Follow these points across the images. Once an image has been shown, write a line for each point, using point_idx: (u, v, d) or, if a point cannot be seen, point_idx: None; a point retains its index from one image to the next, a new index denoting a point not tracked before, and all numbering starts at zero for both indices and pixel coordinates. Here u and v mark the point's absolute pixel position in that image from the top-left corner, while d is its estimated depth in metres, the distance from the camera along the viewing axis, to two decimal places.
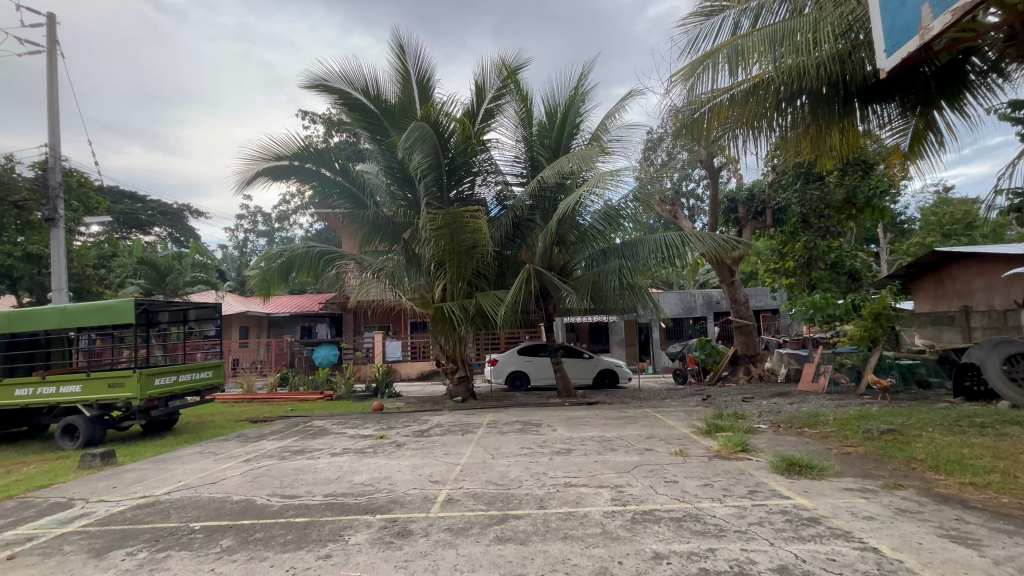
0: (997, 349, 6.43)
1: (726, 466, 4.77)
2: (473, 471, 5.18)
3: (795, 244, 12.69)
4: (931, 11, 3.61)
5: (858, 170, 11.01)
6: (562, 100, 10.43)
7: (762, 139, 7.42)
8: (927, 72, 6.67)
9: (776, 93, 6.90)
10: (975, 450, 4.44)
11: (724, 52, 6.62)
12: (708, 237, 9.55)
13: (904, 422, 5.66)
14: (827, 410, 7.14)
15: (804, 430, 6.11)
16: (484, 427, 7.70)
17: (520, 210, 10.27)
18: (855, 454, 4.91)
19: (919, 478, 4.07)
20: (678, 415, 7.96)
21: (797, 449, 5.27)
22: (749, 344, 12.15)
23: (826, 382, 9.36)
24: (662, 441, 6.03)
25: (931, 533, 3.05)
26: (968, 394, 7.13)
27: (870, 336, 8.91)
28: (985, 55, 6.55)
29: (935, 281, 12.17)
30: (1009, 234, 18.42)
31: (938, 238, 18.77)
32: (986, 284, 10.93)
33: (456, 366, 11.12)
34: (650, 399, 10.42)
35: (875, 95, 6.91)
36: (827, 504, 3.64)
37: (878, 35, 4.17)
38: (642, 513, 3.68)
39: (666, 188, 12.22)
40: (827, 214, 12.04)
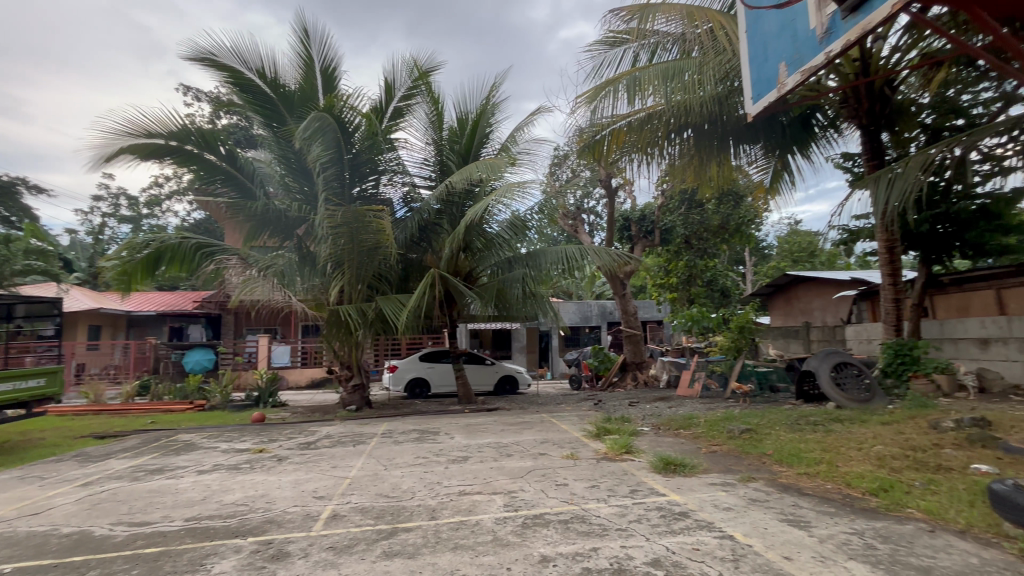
0: (829, 358, 7.68)
1: (612, 468, 5.08)
2: (363, 484, 4.92)
3: (678, 262, 14.20)
4: (787, 69, 3.88)
5: (731, 201, 13.31)
6: (473, 108, 10.48)
7: (654, 164, 8.18)
8: (784, 121, 7.82)
9: (666, 123, 7.62)
10: (809, 444, 5.23)
11: (624, 82, 7.16)
12: (605, 251, 10.09)
13: (758, 422, 6.49)
14: (699, 413, 7.95)
15: (680, 431, 6.73)
16: (378, 438, 7.36)
17: (427, 214, 10.01)
18: (720, 452, 5.51)
19: (768, 471, 4.68)
20: (571, 419, 8.33)
21: (673, 449, 5.78)
22: (637, 352, 13.15)
23: (699, 387, 10.47)
24: (555, 445, 6.26)
25: (774, 518, 3.51)
26: (806, 396, 8.38)
27: (736, 346, 10.15)
28: (826, 112, 7.91)
29: (785, 301, 14.28)
30: (841, 262, 22.12)
31: (789, 263, 22.07)
32: (822, 303, 13.01)
33: (351, 373, 10.54)
34: (547, 404, 10.80)
35: (746, 137, 7.88)
36: (695, 498, 4.02)
37: (746, 84, 4.43)
38: (532, 518, 3.77)
39: (568, 204, 12.98)
40: (705, 236, 13.62)
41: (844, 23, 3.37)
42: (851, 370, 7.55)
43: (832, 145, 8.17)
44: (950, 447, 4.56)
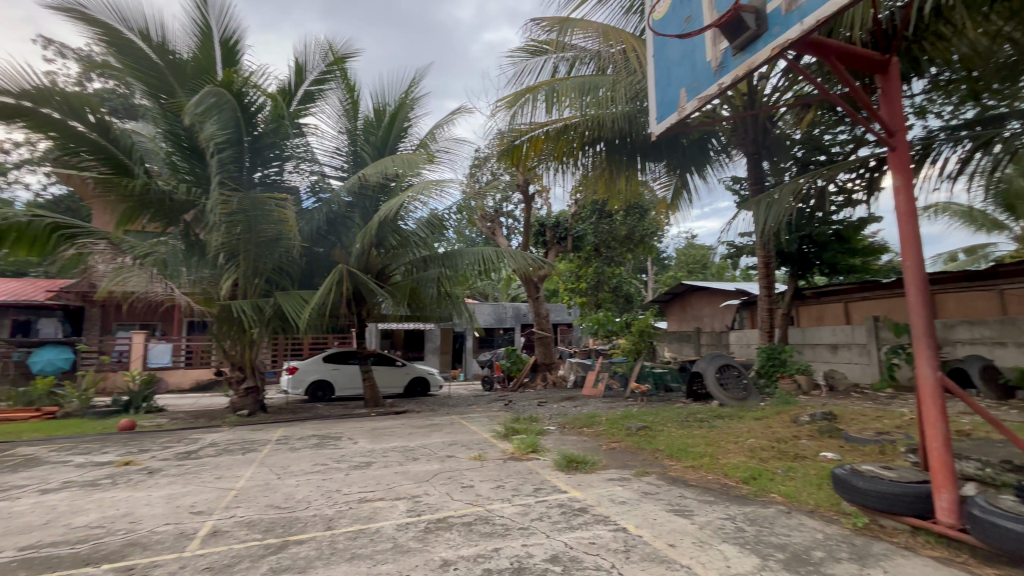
0: (713, 361, 8.42)
1: (518, 467, 5.17)
2: (252, 495, 4.51)
3: (588, 268, 14.97)
4: (686, 95, 4.12)
5: (637, 213, 14.34)
6: (391, 100, 10.14)
7: (569, 173, 8.53)
8: (684, 143, 8.54)
9: (581, 135, 7.96)
10: (695, 439, 5.73)
11: (543, 91, 7.39)
12: (521, 255, 10.18)
13: (653, 420, 6.99)
14: (602, 411, 8.38)
15: (583, 429, 7.03)
16: (272, 445, 6.80)
17: (336, 205, 9.52)
18: (618, 448, 5.85)
19: (659, 465, 5.06)
20: (480, 420, 8.35)
21: (576, 446, 6.02)
22: (547, 354, 13.52)
23: (602, 387, 11.07)
24: (463, 447, 6.23)
25: (662, 509, 3.80)
26: (695, 395, 9.18)
27: (637, 349, 10.89)
28: (719, 139, 8.76)
29: (681, 307, 15.61)
30: (727, 273, 24.67)
31: (685, 273, 24.17)
32: (711, 310, 14.37)
33: (243, 374, 9.62)
34: (458, 406, 10.75)
35: (651, 155, 8.49)
36: (594, 494, 4.22)
37: (653, 106, 4.61)
38: (434, 522, 3.70)
39: (486, 206, 13.05)
40: (613, 246, 14.47)
41: (734, 60, 3.64)
42: (732, 371, 8.44)
43: (723, 169, 9.07)
44: (805, 439, 5.26)
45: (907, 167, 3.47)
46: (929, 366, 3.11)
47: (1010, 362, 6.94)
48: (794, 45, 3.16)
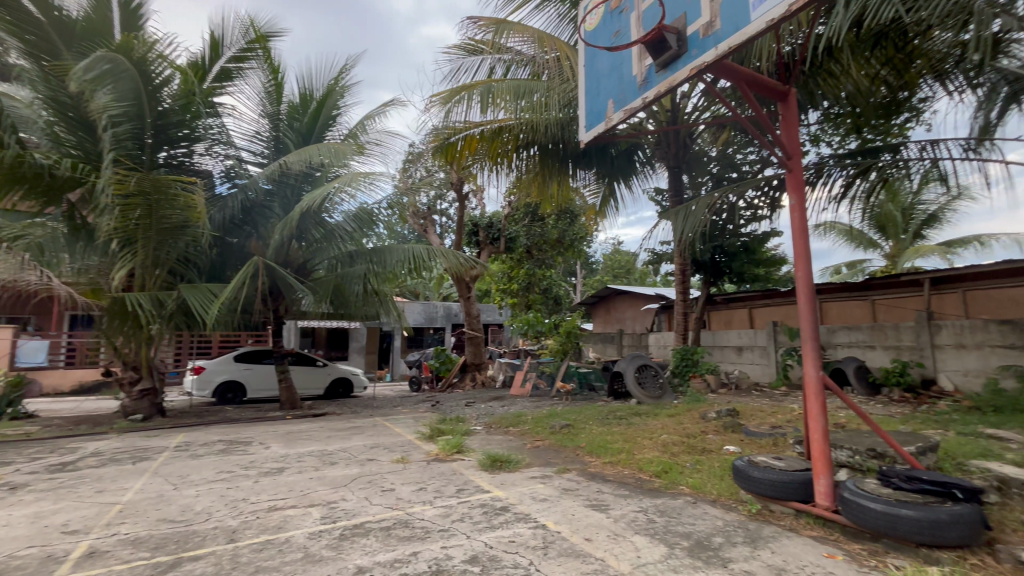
0: (633, 361, 8.88)
1: (441, 468, 5.10)
2: (142, 509, 4.05)
3: (520, 270, 15.20)
4: (613, 106, 4.29)
5: (568, 218, 14.78)
6: (319, 87, 9.62)
7: (503, 174, 8.61)
8: (612, 153, 8.93)
9: (516, 138, 8.02)
10: (614, 436, 5.98)
11: (478, 90, 7.39)
12: (453, 254, 10.08)
13: (576, 418, 7.21)
14: (527, 411, 8.50)
15: (509, 428, 7.10)
16: (170, 452, 6.17)
17: (253, 193, 8.86)
18: (542, 446, 5.97)
19: (580, 462, 5.23)
20: (405, 422, 8.15)
21: (501, 446, 6.06)
22: (477, 353, 13.52)
23: (529, 387, 11.27)
24: (385, 450, 6.04)
25: (580, 504, 3.92)
26: (616, 394, 9.59)
27: (564, 349, 11.18)
28: (644, 152, 9.25)
29: (606, 310, 16.32)
30: (649, 278, 26.12)
31: (611, 278, 25.29)
32: (633, 314, 15.16)
33: (138, 375, 8.64)
34: (382, 407, 10.41)
35: (582, 162, 8.78)
36: (516, 493, 4.26)
37: (581, 115, 4.77)
38: (350, 529, 3.54)
39: (418, 203, 12.79)
40: (544, 249, 14.83)
41: (657, 76, 3.84)
42: (649, 371, 8.95)
43: (647, 180, 9.57)
44: (711, 434, 5.68)
45: (801, 188, 3.87)
46: (814, 366, 3.49)
47: (878, 362, 7.96)
48: (709, 69, 3.39)
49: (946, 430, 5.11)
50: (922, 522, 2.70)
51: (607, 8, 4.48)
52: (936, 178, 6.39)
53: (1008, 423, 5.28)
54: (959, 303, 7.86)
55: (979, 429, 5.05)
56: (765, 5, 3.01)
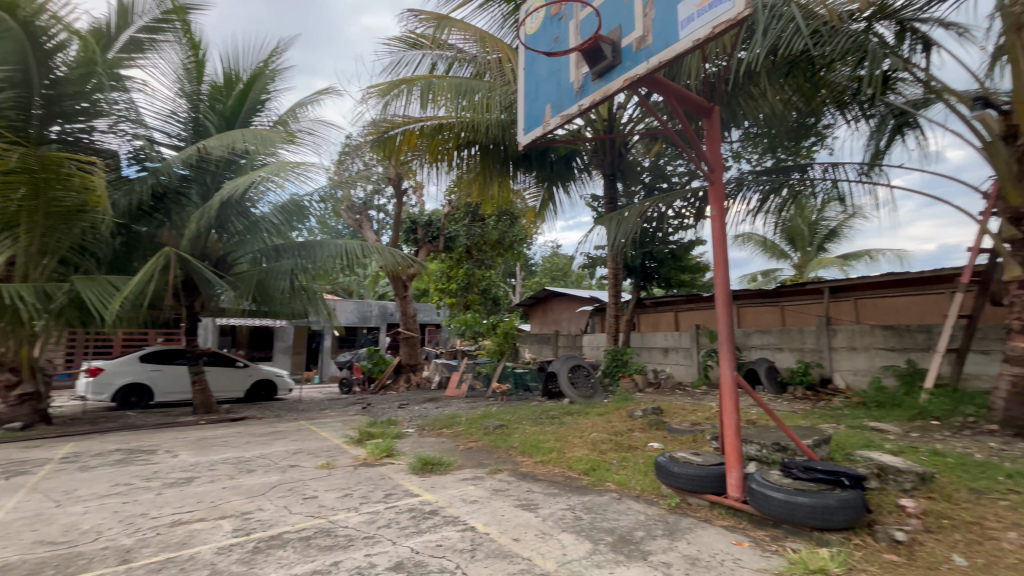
0: (567, 361, 9.08)
1: (369, 473, 4.92)
2: (15, 531, 3.55)
3: (459, 270, 15.06)
4: (551, 111, 4.35)
5: (508, 219, 14.90)
6: (246, 69, 8.97)
7: (443, 172, 8.51)
8: (552, 158, 9.10)
9: (456, 136, 7.96)
10: (546, 435, 6.08)
11: (419, 85, 7.26)
12: (389, 251, 9.76)
13: (510, 418, 7.26)
14: (462, 412, 8.43)
15: (442, 430, 6.99)
16: (55, 464, 5.47)
17: (166, 178, 8.07)
18: (475, 448, 5.94)
19: (511, 462, 5.26)
20: (333, 425, 7.79)
21: (433, 448, 5.95)
22: (412, 354, 13.22)
23: (465, 388, 11.20)
24: (309, 455, 5.74)
25: (510, 505, 3.93)
26: (550, 393, 9.74)
27: (500, 350, 11.15)
28: (582, 159, 9.52)
29: (543, 311, 16.63)
30: (585, 282, 26.90)
31: (548, 280, 25.80)
32: (569, 315, 15.54)
33: (19, 378, 7.60)
34: (309, 410, 9.88)
35: (523, 164, 8.87)
36: (446, 495, 4.20)
37: (521, 117, 4.79)
38: (266, 540, 3.32)
39: (354, 197, 12.31)
40: (483, 249, 14.80)
41: (593, 84, 3.93)
42: (581, 371, 9.19)
43: (584, 186, 9.86)
44: (637, 431, 5.93)
45: (721, 201, 4.14)
46: (729, 367, 3.74)
47: (785, 363, 8.72)
48: (640, 81, 3.53)
49: (839, 424, 5.69)
50: (816, 508, 2.97)
51: (547, 14, 4.53)
52: (836, 198, 7.09)
53: (888, 417, 5.98)
54: (852, 309, 8.80)
55: (865, 423, 5.66)
56: (693, 25, 3.17)
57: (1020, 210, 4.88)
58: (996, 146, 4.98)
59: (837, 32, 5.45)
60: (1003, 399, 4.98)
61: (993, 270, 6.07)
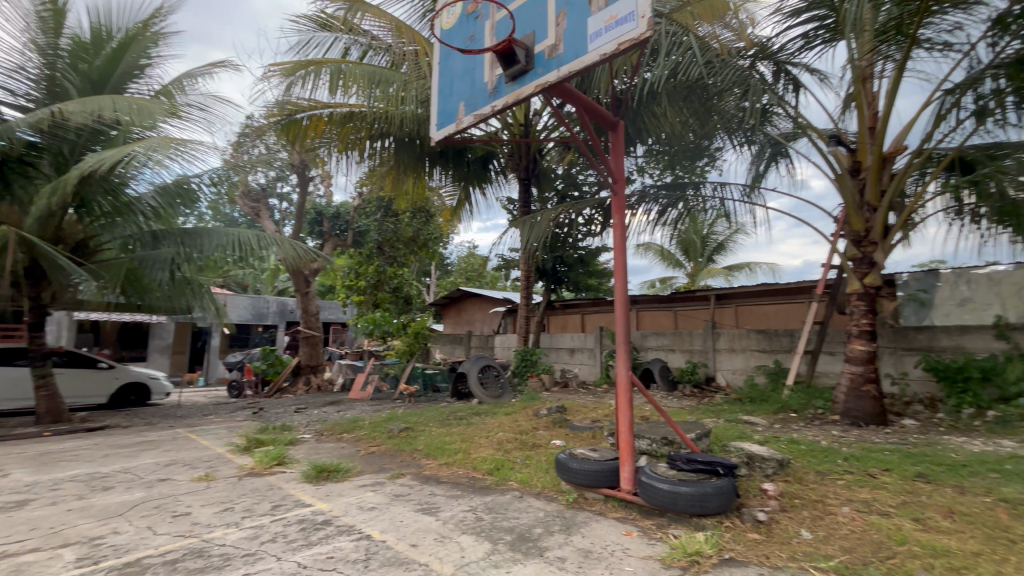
0: (477, 361, 9.08)
1: (256, 484, 4.51)
2: None
3: (369, 266, 14.07)
4: (464, 110, 4.31)
5: (423, 217, 14.81)
6: (119, 27, 7.81)
7: (353, 162, 8.13)
8: (469, 157, 9.05)
9: (369, 127, 7.63)
10: (452, 437, 6.02)
11: (328, 68, 6.89)
12: (290, 243, 9.08)
13: (416, 421, 7.07)
14: (365, 415, 8.06)
15: (342, 435, 6.63)
16: None
17: (7, 144, 6.73)
18: (377, 452, 5.70)
19: (415, 465, 5.12)
20: (217, 433, 7.05)
21: (331, 455, 5.60)
22: (313, 355, 12.34)
23: (370, 390, 10.72)
24: (185, 467, 5.13)
25: (410, 509, 3.82)
26: (459, 394, 9.65)
27: (410, 350, 10.64)
28: (498, 161, 9.60)
29: (457, 312, 16.52)
30: (500, 284, 27.18)
31: (463, 281, 25.71)
32: (482, 316, 15.57)
33: None
34: (188, 417, 8.84)
35: (440, 162, 8.72)
36: (341, 504, 3.97)
37: (434, 113, 4.70)
38: (121, 568, 2.89)
39: (253, 183, 11.28)
40: (396, 246, 14.41)
41: (506, 87, 3.97)
42: (491, 371, 9.27)
43: (500, 188, 9.97)
44: (542, 430, 6.09)
45: (623, 211, 4.37)
46: (625, 366, 3.96)
47: (676, 362, 9.50)
48: (550, 88, 3.63)
49: (717, 418, 6.31)
50: (694, 496, 3.24)
51: (463, 10, 4.49)
52: (723, 215, 7.85)
53: (757, 411, 6.75)
54: (732, 314, 9.82)
55: (739, 416, 6.34)
56: (600, 40, 3.32)
57: (860, 234, 5.75)
58: (844, 178, 5.84)
59: (726, 65, 6.01)
60: (844, 393, 5.84)
61: (839, 283, 7.13)
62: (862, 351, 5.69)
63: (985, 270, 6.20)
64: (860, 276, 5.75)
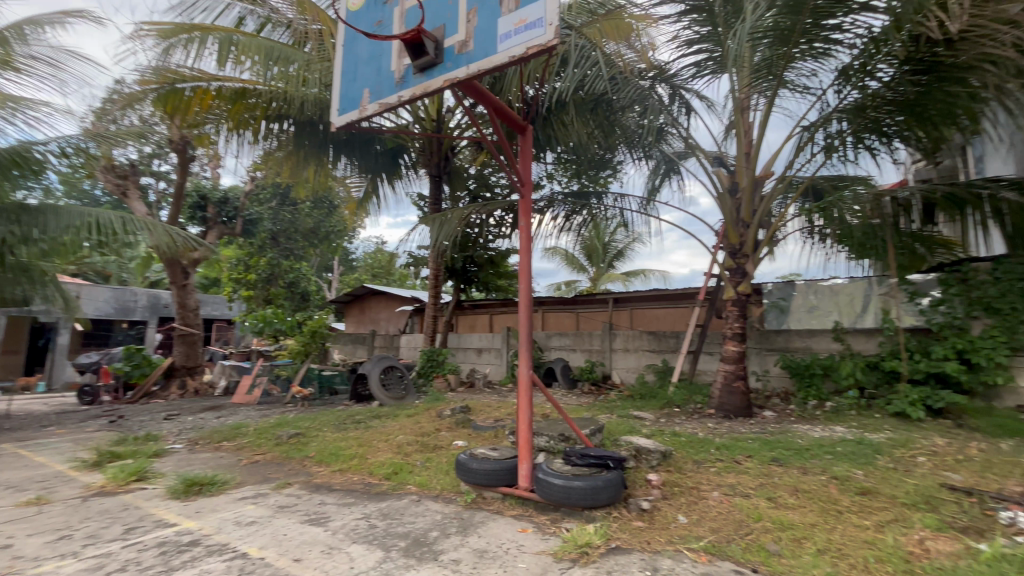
0: (379, 362, 8.72)
1: (106, 505, 3.88)
2: None
3: (261, 258, 13.18)
4: (369, 96, 4.10)
5: (325, 208, 14.36)
6: None
7: (246, 144, 7.41)
8: (378, 149, 8.67)
9: (265, 106, 7.01)
10: (347, 441, 5.71)
11: (217, 36, 6.23)
12: (164, 230, 8.01)
13: (308, 425, 6.60)
14: (250, 421, 7.34)
15: (221, 443, 5.98)
16: None
17: None
18: (261, 461, 5.22)
19: (305, 473, 4.76)
20: (58, 447, 5.99)
21: (205, 466, 5.02)
22: (190, 355, 11.04)
23: (258, 394, 9.79)
24: (9, 490, 4.27)
25: (296, 521, 3.53)
26: (359, 397, 9.18)
27: (305, 351, 10.03)
28: (409, 156, 9.34)
29: (360, 310, 15.82)
30: (408, 282, 26.48)
31: (369, 278, 24.69)
32: (387, 314, 15.03)
33: None
34: (19, 429, 7.39)
35: (345, 150, 8.23)
36: (214, 520, 3.56)
37: (335, 97, 4.41)
38: None
39: (119, 157, 9.82)
40: (294, 238, 13.91)
41: (414, 78, 3.84)
42: (394, 372, 8.94)
43: (410, 184, 9.71)
44: (444, 431, 6.00)
45: (529, 214, 4.46)
46: (527, 366, 4.03)
47: (577, 362, 9.94)
48: (459, 84, 3.59)
49: (611, 414, 6.71)
50: (586, 490, 3.39)
51: None
52: (623, 223, 8.34)
53: (646, 406, 7.30)
54: (628, 317, 10.48)
55: (630, 412, 6.80)
56: (510, 42, 3.35)
57: (736, 247, 6.46)
58: (724, 197, 6.52)
59: (628, 83, 6.37)
60: (719, 389, 6.51)
61: (718, 290, 7.94)
62: (734, 351, 6.38)
63: (829, 282, 7.25)
64: (735, 285, 6.43)
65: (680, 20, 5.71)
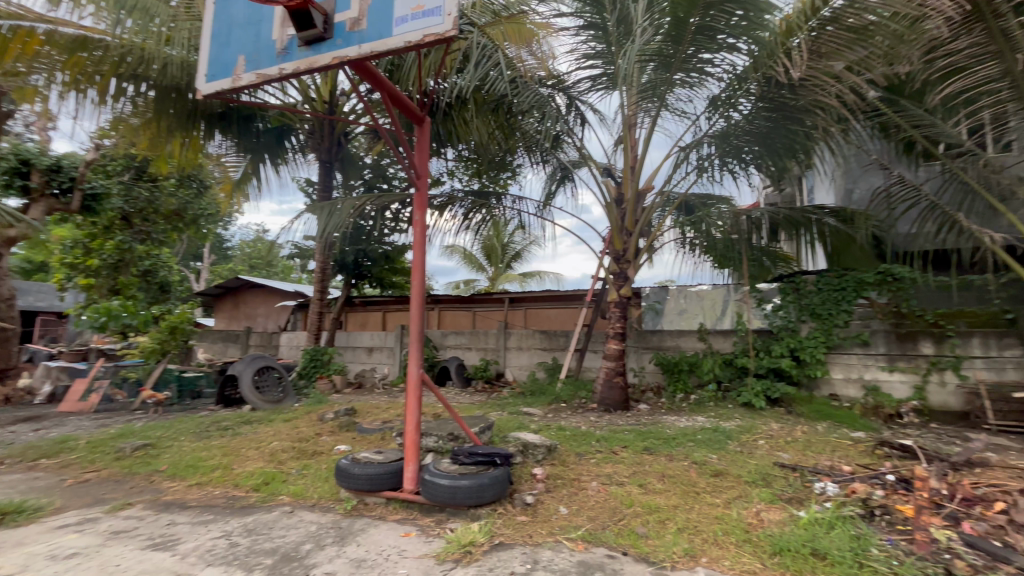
0: (252, 363, 7.84)
1: None
2: None
3: (106, 241, 11.27)
4: (245, 64, 3.67)
5: (193, 188, 12.10)
6: None
7: (89, 105, 6.26)
8: (258, 127, 7.84)
9: (115, 64, 5.94)
10: (210, 451, 5.06)
11: None
12: None
13: (160, 435, 5.72)
14: (82, 433, 6.16)
15: (37, 462, 4.92)
16: None
17: None
18: (93, 480, 4.40)
19: (152, 491, 4.11)
20: None
21: (12, 491, 4.08)
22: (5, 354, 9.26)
23: (96, 400, 8.27)
24: None
25: (134, 548, 3.02)
26: (226, 400, 8.25)
27: (161, 350, 8.52)
28: (297, 138, 8.64)
29: (233, 305, 14.25)
30: (293, 276, 24.47)
31: (245, 269, 22.36)
32: (266, 310, 13.68)
33: None
34: None
35: (220, 124, 7.26)
36: (18, 557, 2.90)
37: (203, 61, 3.89)
38: None
39: None
40: (152, 219, 11.69)
41: (298, 51, 3.53)
42: (271, 373, 8.09)
43: (296, 168, 8.92)
44: (325, 435, 5.59)
45: (425, 208, 4.34)
46: (417, 365, 3.91)
47: (471, 360, 10.00)
48: (350, 63, 3.36)
49: (502, 411, 6.80)
50: (472, 488, 3.38)
51: None
52: (520, 225, 8.51)
53: (536, 402, 7.55)
54: (522, 316, 10.73)
55: (520, 408, 6.97)
56: (405, 27, 3.22)
57: (620, 253, 6.97)
58: (611, 206, 6.99)
59: (528, 88, 6.51)
60: (601, 385, 6.94)
61: (603, 292, 8.49)
62: (615, 349, 6.84)
63: (696, 288, 8.13)
64: (618, 288, 6.92)
65: (579, 34, 6.00)
